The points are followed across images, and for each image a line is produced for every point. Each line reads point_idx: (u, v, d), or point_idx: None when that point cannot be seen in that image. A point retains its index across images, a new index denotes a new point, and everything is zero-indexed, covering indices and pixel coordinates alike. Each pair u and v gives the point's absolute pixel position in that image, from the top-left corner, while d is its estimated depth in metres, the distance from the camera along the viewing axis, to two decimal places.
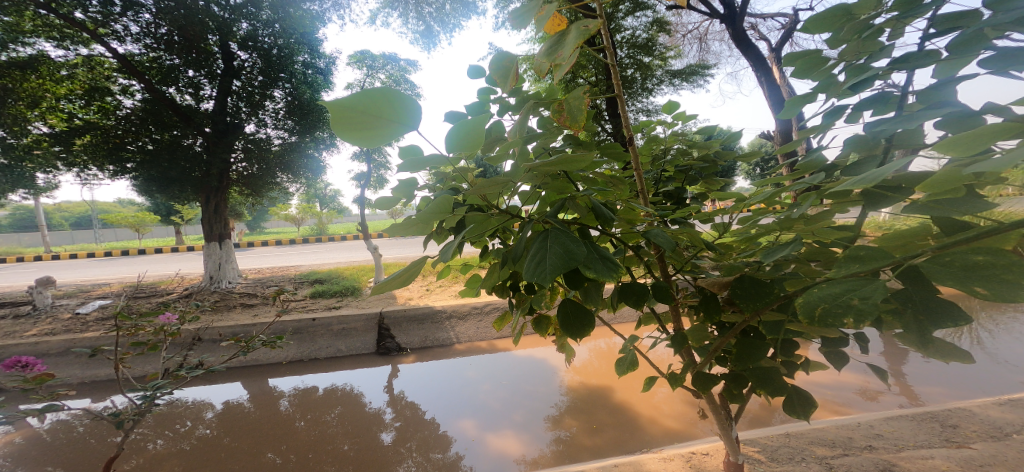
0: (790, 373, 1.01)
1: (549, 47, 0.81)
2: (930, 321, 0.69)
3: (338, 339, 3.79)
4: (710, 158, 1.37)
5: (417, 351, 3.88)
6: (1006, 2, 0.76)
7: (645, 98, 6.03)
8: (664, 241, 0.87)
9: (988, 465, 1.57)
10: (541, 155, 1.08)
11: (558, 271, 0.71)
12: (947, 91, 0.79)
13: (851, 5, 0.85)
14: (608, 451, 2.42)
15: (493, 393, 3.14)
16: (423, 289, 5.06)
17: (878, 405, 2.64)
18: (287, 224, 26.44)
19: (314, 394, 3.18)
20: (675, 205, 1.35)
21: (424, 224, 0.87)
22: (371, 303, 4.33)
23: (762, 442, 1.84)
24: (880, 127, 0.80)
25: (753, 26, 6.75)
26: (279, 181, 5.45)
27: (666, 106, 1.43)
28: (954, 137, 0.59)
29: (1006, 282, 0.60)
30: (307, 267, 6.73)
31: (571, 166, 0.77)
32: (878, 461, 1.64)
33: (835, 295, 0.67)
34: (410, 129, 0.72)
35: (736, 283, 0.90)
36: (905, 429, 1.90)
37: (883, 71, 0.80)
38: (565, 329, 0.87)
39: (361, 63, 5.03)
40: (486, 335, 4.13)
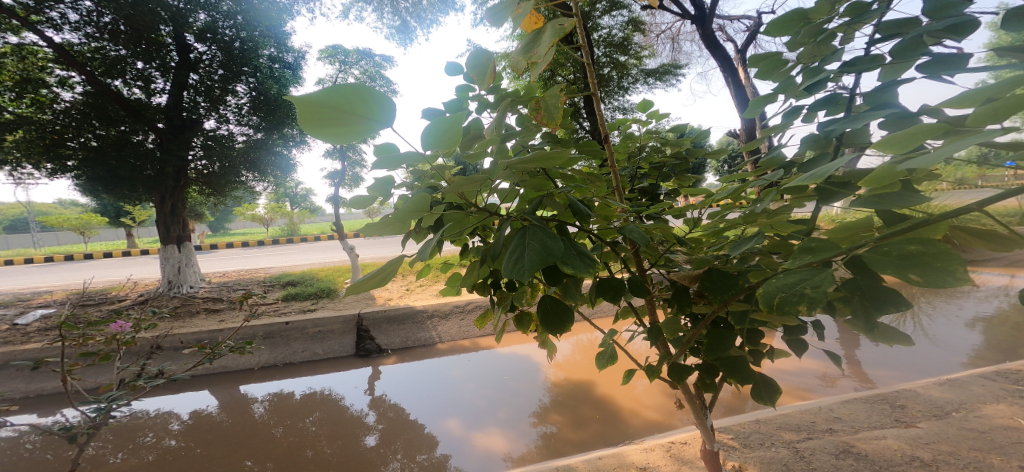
0: (756, 361, 1.05)
1: (524, 45, 0.82)
2: (875, 308, 0.72)
3: (314, 343, 3.72)
4: (682, 155, 1.41)
5: (397, 352, 3.85)
6: (944, 10, 0.81)
7: (621, 96, 6.13)
8: (640, 236, 0.88)
9: (933, 443, 1.67)
10: (519, 153, 1.08)
11: (535, 267, 0.72)
12: (890, 93, 0.84)
13: (807, 9, 0.88)
14: (590, 445, 2.46)
15: (476, 391, 3.14)
16: (402, 289, 5.01)
17: (839, 389, 2.76)
18: (256, 226, 25.70)
19: (291, 399, 3.12)
20: (650, 201, 1.38)
21: (401, 223, 0.87)
22: (347, 305, 4.27)
23: (735, 429, 1.90)
24: (831, 126, 0.85)
25: (722, 28, 6.91)
26: (244, 180, 5.28)
27: (640, 104, 1.45)
28: (891, 137, 0.62)
29: (936, 269, 0.63)
30: (277, 269, 6.57)
31: (548, 163, 0.78)
32: (839, 443, 1.72)
33: (792, 284, 0.69)
34: (384, 126, 0.72)
35: (705, 275, 0.92)
36: (861, 411, 1.99)
37: (835, 74, 0.84)
38: (545, 325, 0.88)
39: (334, 58, 4.92)
40: (468, 334, 4.13)
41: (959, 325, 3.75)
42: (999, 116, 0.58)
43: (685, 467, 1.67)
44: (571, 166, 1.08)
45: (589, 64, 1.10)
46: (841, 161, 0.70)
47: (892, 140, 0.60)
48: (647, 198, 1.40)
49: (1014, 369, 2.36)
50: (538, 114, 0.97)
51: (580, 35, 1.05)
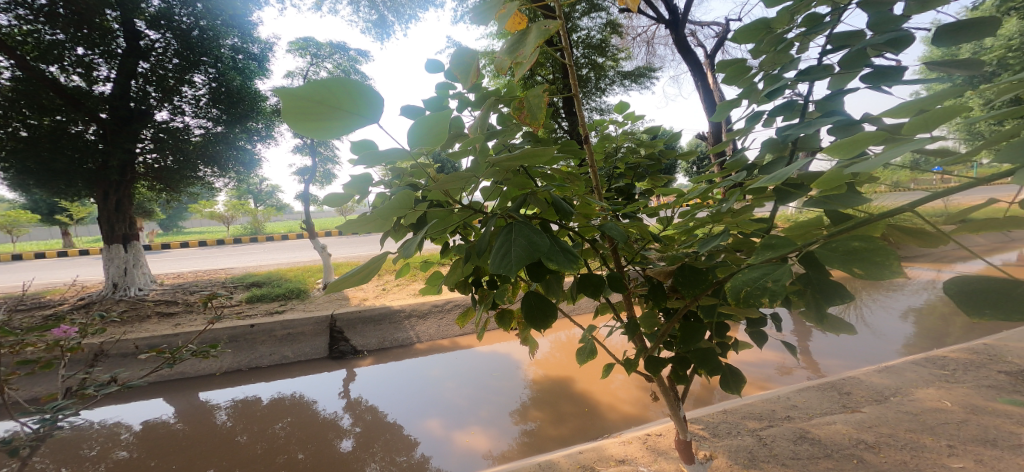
0: (724, 352, 1.09)
1: (509, 43, 0.82)
2: (825, 300, 0.76)
3: (283, 346, 3.63)
4: (655, 156, 1.45)
5: (374, 353, 3.81)
6: (886, 25, 0.86)
7: (599, 97, 6.22)
8: (621, 233, 0.90)
9: (876, 427, 1.87)
10: (500, 152, 1.08)
11: (522, 261, 0.73)
12: (839, 101, 0.89)
13: (769, 18, 0.92)
14: (571, 440, 2.49)
15: (457, 390, 3.14)
16: (377, 288, 4.95)
17: (794, 378, 2.91)
18: (217, 224, 24.66)
19: (258, 405, 3.04)
20: (626, 200, 1.40)
21: (382, 220, 0.85)
22: (318, 306, 4.18)
23: (705, 420, 1.98)
24: (787, 131, 0.88)
25: (693, 33, 7.06)
26: (201, 175, 5.04)
27: (617, 106, 1.48)
28: (843, 142, 0.64)
29: (875, 263, 0.66)
30: (240, 270, 6.36)
31: (532, 160, 0.78)
32: (796, 429, 1.87)
33: (756, 279, 0.72)
34: (370, 122, 0.70)
35: (678, 271, 0.95)
36: (814, 399, 2.16)
37: (792, 82, 0.88)
38: (529, 321, 0.89)
39: (305, 50, 4.80)
40: (447, 333, 4.12)
41: (894, 315, 4.07)
42: (930, 124, 0.62)
43: (661, 458, 1.72)
44: (551, 166, 1.09)
45: (571, 65, 1.11)
46: (798, 164, 0.73)
47: (839, 145, 0.63)
48: (623, 197, 1.42)
49: (943, 356, 2.67)
50: (520, 114, 0.98)
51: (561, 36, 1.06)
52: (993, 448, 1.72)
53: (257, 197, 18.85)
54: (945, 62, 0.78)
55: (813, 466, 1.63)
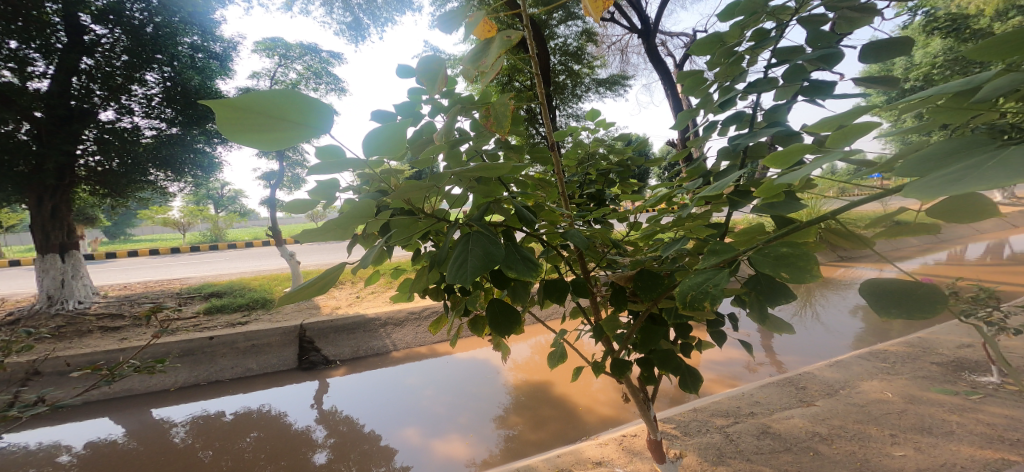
0: (686, 353, 1.12)
1: (471, 53, 0.81)
2: (767, 300, 0.80)
3: (247, 358, 3.50)
4: (625, 163, 1.49)
5: (347, 363, 3.71)
6: (824, 40, 0.91)
7: (575, 104, 6.33)
8: (585, 242, 0.88)
9: (829, 419, 1.96)
10: (473, 159, 1.08)
11: (479, 272, 0.71)
12: (783, 113, 0.94)
13: (721, 33, 0.94)
14: (550, 444, 2.51)
15: (435, 398, 3.10)
16: (352, 297, 4.85)
17: (759, 375, 3.05)
18: (175, 232, 23.42)
19: (220, 420, 2.92)
20: (597, 206, 1.44)
21: (344, 229, 0.83)
22: (287, 317, 4.04)
23: (676, 419, 2.04)
24: (737, 140, 0.92)
25: (664, 42, 7.31)
26: (152, 179, 4.70)
27: (588, 113, 1.51)
28: (780, 152, 0.66)
29: (800, 268, 0.68)
30: (197, 280, 6.06)
31: (495, 171, 0.77)
32: (759, 425, 1.94)
33: (699, 282, 0.74)
34: (318, 133, 0.68)
35: (637, 275, 0.97)
36: (774, 394, 2.26)
37: (740, 94, 0.93)
38: (495, 328, 0.88)
39: (273, 51, 4.64)
40: (424, 341, 4.07)
41: (844, 312, 4.30)
42: (850, 139, 0.64)
43: (635, 459, 1.75)
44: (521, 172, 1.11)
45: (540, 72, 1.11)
46: (740, 173, 0.76)
47: (772, 157, 0.65)
48: (594, 203, 1.45)
49: (883, 350, 2.83)
50: (489, 121, 0.99)
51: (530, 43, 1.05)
52: (929, 435, 1.84)
53: (215, 203, 17.88)
54: (867, 79, 0.85)
55: (774, 459, 1.69)
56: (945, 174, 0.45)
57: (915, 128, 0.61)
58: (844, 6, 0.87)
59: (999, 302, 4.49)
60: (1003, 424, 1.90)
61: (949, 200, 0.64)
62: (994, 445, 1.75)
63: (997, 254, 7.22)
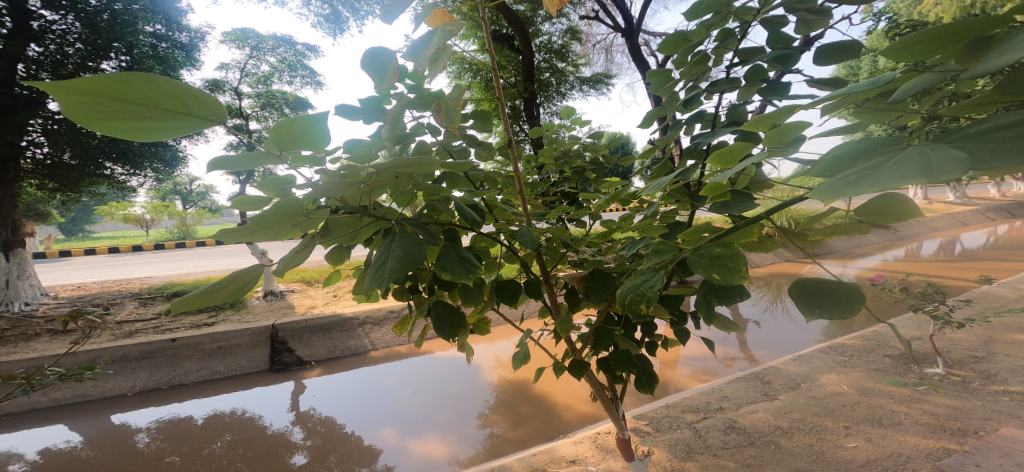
0: (652, 351, 1.13)
1: (409, 45, 0.77)
2: (716, 297, 0.83)
3: (213, 360, 3.38)
4: (599, 160, 1.49)
5: (322, 363, 3.63)
6: (781, 42, 0.94)
7: (559, 102, 6.35)
8: (532, 243, 0.84)
9: (791, 412, 2.04)
10: (440, 155, 1.06)
11: (395, 277, 0.63)
12: (744, 113, 0.95)
13: (686, 31, 0.96)
14: (529, 442, 2.51)
15: (414, 398, 3.06)
16: (329, 296, 4.75)
17: (733, 369, 3.14)
18: (139, 229, 22.38)
19: (189, 424, 2.81)
20: (571, 204, 1.44)
21: (274, 231, 0.77)
22: (257, 317, 3.91)
23: (649, 415, 2.07)
24: (696, 140, 0.92)
25: (647, 43, 7.40)
26: (109, 173, 4.43)
27: (564, 110, 1.51)
28: (722, 150, 0.67)
29: (730, 268, 0.65)
30: (160, 279, 5.81)
31: (421, 166, 0.67)
32: (726, 420, 2.00)
33: (636, 285, 0.73)
34: (210, 123, 0.61)
35: (589, 276, 0.96)
36: (741, 389, 2.33)
37: (703, 93, 0.95)
38: (437, 331, 0.84)
39: (243, 42, 4.40)
40: (402, 340, 4.02)
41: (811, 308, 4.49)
42: (783, 138, 0.67)
43: (608, 456, 1.77)
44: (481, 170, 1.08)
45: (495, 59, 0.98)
46: (679, 172, 0.77)
47: (712, 157, 0.66)
48: (569, 201, 1.45)
49: (842, 344, 2.97)
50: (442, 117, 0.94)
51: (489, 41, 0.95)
52: (879, 426, 1.92)
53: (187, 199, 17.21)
54: (822, 80, 0.86)
55: (739, 454, 1.74)
56: (848, 176, 0.43)
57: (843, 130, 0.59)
58: (801, 9, 0.89)
59: (951, 297, 4.76)
60: (946, 414, 2.00)
61: (875, 199, 0.65)
62: (936, 434, 1.84)
63: (951, 250, 7.63)
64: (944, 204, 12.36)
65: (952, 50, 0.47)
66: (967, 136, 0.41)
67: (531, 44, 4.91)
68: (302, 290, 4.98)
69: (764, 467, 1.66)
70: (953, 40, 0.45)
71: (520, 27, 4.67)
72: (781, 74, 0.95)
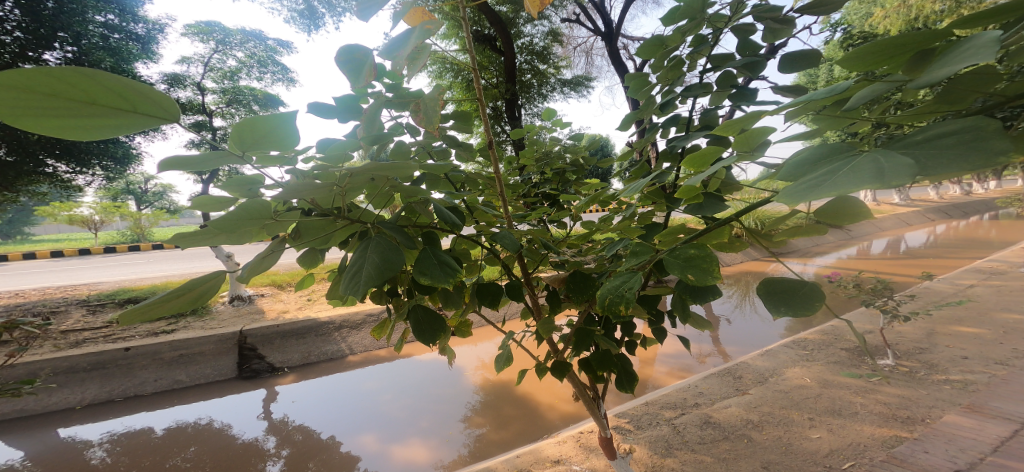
0: (631, 350, 1.15)
1: (386, 44, 0.78)
2: (691, 296, 0.85)
3: (174, 369, 3.28)
4: (579, 163, 1.52)
5: (295, 370, 3.57)
6: (750, 49, 0.97)
7: (540, 103, 6.38)
8: (513, 245, 0.84)
9: (762, 406, 2.11)
10: (419, 156, 1.06)
11: (371, 283, 0.63)
12: (714, 119, 0.98)
13: (663, 36, 0.97)
14: (513, 443, 2.52)
15: (395, 402, 3.04)
16: (302, 300, 4.65)
17: (708, 365, 3.22)
18: (90, 232, 21.16)
19: (148, 437, 2.72)
20: (551, 205, 1.46)
21: (241, 235, 0.75)
22: (223, 323, 3.79)
23: (630, 413, 2.10)
24: (672, 143, 0.95)
25: (627, 47, 7.50)
26: (50, 170, 4.04)
27: (545, 112, 1.52)
28: (695, 154, 0.68)
29: (704, 269, 0.67)
30: (110, 285, 5.50)
31: (398, 169, 0.66)
32: (703, 415, 2.05)
33: (617, 286, 0.74)
34: (165, 121, 0.60)
35: (570, 278, 0.97)
36: (715, 385, 2.39)
37: (678, 98, 0.98)
38: (417, 336, 0.83)
39: (208, 36, 4.22)
40: (381, 343, 4.00)
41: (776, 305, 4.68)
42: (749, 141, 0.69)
43: (592, 455, 1.78)
44: (460, 173, 1.08)
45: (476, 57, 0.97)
46: (656, 174, 0.78)
47: (688, 159, 0.68)
48: (549, 202, 1.47)
49: (803, 338, 3.11)
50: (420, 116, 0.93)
51: (470, 40, 0.94)
52: (838, 417, 2.00)
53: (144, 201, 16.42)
54: (785, 88, 0.90)
55: (715, 448, 1.78)
56: (809, 181, 0.45)
57: (806, 135, 0.62)
58: (768, 17, 0.92)
59: (898, 291, 5.07)
60: (895, 403, 2.11)
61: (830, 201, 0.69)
62: (890, 423, 1.93)
63: (897, 247, 8.11)
64: (892, 205, 13.10)
65: (898, 61, 0.49)
66: (914, 144, 0.43)
67: (513, 46, 4.94)
68: (273, 294, 4.86)
69: (738, 460, 1.71)
70: (902, 53, 0.47)
71: (502, 28, 4.69)
72: (749, 80, 0.98)
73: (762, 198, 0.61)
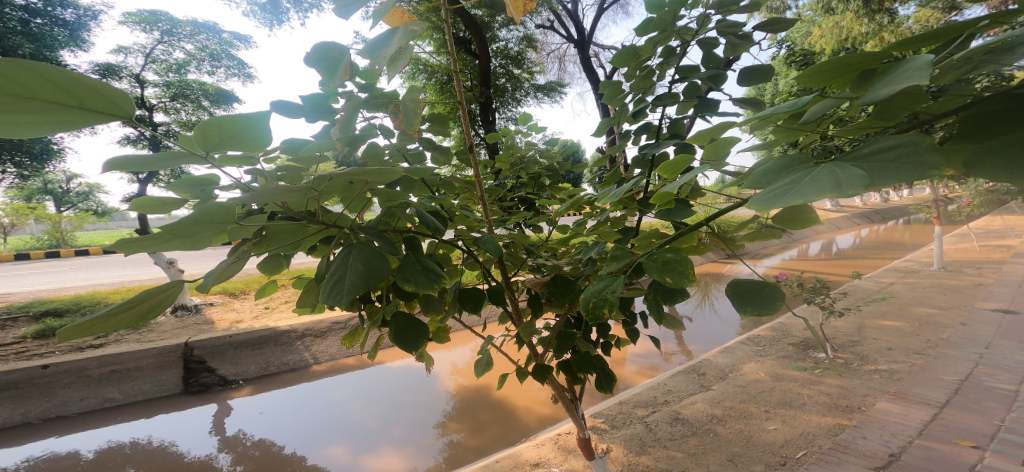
0: (607, 351, 1.18)
1: (370, 42, 0.74)
2: (664, 299, 0.88)
3: (106, 386, 3.09)
4: (554, 167, 1.54)
5: (252, 382, 3.47)
6: (715, 62, 1.00)
7: (514, 108, 6.38)
8: (495, 251, 0.84)
9: (726, 402, 2.20)
10: (396, 159, 1.05)
11: (355, 292, 0.62)
12: (682, 127, 1.01)
13: (637, 46, 0.99)
14: (491, 448, 2.52)
15: (366, 411, 2.99)
16: (258, 309, 4.51)
17: (674, 364, 3.31)
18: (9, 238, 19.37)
19: (76, 460, 2.57)
20: (528, 209, 1.47)
21: (202, 241, 0.72)
22: (162, 336, 3.61)
23: (605, 413, 2.12)
24: (644, 150, 0.97)
25: (597, 55, 7.59)
26: None
27: (521, 117, 1.53)
28: (671, 160, 0.70)
29: (681, 273, 0.69)
30: (22, 297, 5.01)
31: (379, 175, 0.67)
32: (673, 412, 2.10)
33: (599, 290, 0.75)
34: (116, 119, 0.58)
35: (552, 282, 0.98)
36: (682, 382, 2.48)
37: (649, 107, 1.00)
38: (398, 343, 0.83)
39: (151, 25, 3.88)
40: (349, 351, 3.95)
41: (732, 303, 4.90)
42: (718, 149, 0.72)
43: (570, 457, 1.80)
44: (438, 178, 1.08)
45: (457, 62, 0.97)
46: (633, 179, 0.80)
47: (663, 166, 0.70)
48: (526, 206, 1.49)
49: (756, 335, 3.28)
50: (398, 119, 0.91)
51: (450, 43, 0.94)
52: (789, 408, 2.15)
53: None
54: (743, 100, 0.94)
55: (685, 443, 1.84)
56: (777, 189, 0.47)
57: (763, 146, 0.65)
58: (729, 32, 0.96)
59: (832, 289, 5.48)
60: (836, 393, 2.30)
61: (789, 208, 0.73)
62: (832, 412, 2.10)
63: (830, 249, 8.68)
64: (824, 210, 13.96)
65: (848, 79, 0.52)
66: (868, 155, 0.46)
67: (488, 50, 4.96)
68: (223, 303, 4.67)
69: (707, 454, 1.77)
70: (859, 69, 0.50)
71: (478, 32, 4.71)
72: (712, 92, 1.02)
73: (731, 204, 0.64)
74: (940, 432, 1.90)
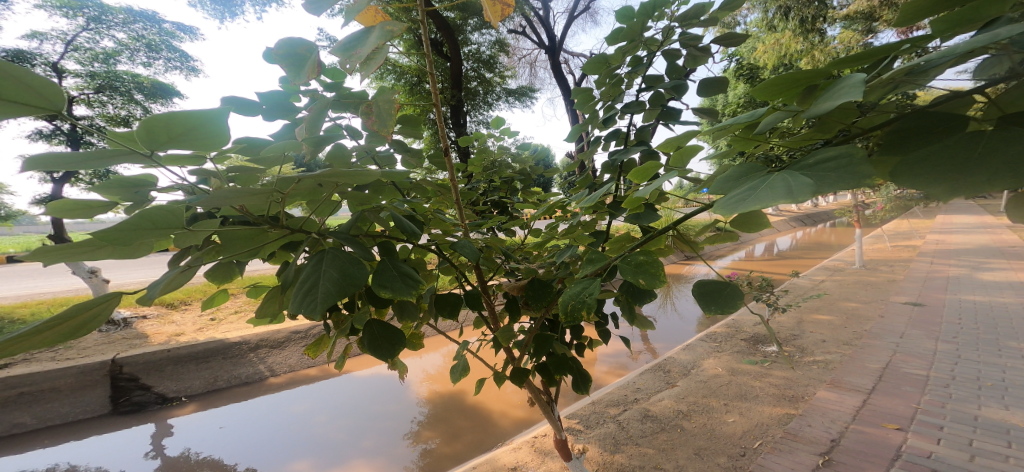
0: (580, 352, 1.20)
1: (344, 41, 0.72)
2: (636, 299, 0.90)
3: (17, 410, 2.86)
4: (526, 171, 1.55)
5: (197, 398, 3.33)
6: (680, 71, 1.04)
7: (485, 111, 6.39)
8: (471, 255, 0.85)
9: (692, 397, 2.27)
10: (364, 161, 1.03)
11: (330, 300, 0.62)
12: (648, 134, 1.05)
13: (607, 54, 1.01)
14: (466, 455, 2.51)
15: (333, 424, 2.91)
16: (203, 321, 4.31)
17: (641, 363, 3.39)
18: None
19: None
20: (501, 212, 1.48)
21: (140, 247, 0.69)
22: (84, 353, 3.38)
23: (579, 414, 2.15)
24: (614, 155, 0.99)
25: (566, 61, 7.64)
26: None
27: (494, 120, 1.54)
28: (641, 166, 0.72)
29: (652, 274, 0.71)
30: None
31: (352, 178, 0.66)
32: (643, 409, 2.15)
33: (578, 293, 0.77)
34: (44, 113, 0.55)
35: (528, 286, 0.99)
36: (649, 379, 2.54)
37: (619, 114, 1.02)
38: (372, 350, 0.82)
39: (76, 12, 3.60)
40: (310, 362, 3.87)
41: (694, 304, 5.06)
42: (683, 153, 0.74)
43: (547, 458, 1.81)
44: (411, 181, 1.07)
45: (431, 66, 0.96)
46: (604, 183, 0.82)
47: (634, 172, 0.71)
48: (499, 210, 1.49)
49: (712, 331, 3.39)
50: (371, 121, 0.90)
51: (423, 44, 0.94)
52: (744, 400, 2.23)
53: None
54: (702, 109, 0.99)
55: (654, 439, 1.88)
56: (739, 194, 0.49)
57: (721, 153, 0.68)
58: (692, 43, 1.00)
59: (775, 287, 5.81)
60: (783, 384, 2.41)
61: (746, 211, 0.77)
62: (781, 402, 2.20)
63: (771, 249, 9.23)
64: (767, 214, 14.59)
65: (794, 92, 0.55)
66: (817, 162, 0.49)
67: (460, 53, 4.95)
68: (160, 316, 4.43)
69: (675, 448, 1.82)
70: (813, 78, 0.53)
71: (450, 34, 4.70)
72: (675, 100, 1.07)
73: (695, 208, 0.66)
74: (870, 417, 2.03)
